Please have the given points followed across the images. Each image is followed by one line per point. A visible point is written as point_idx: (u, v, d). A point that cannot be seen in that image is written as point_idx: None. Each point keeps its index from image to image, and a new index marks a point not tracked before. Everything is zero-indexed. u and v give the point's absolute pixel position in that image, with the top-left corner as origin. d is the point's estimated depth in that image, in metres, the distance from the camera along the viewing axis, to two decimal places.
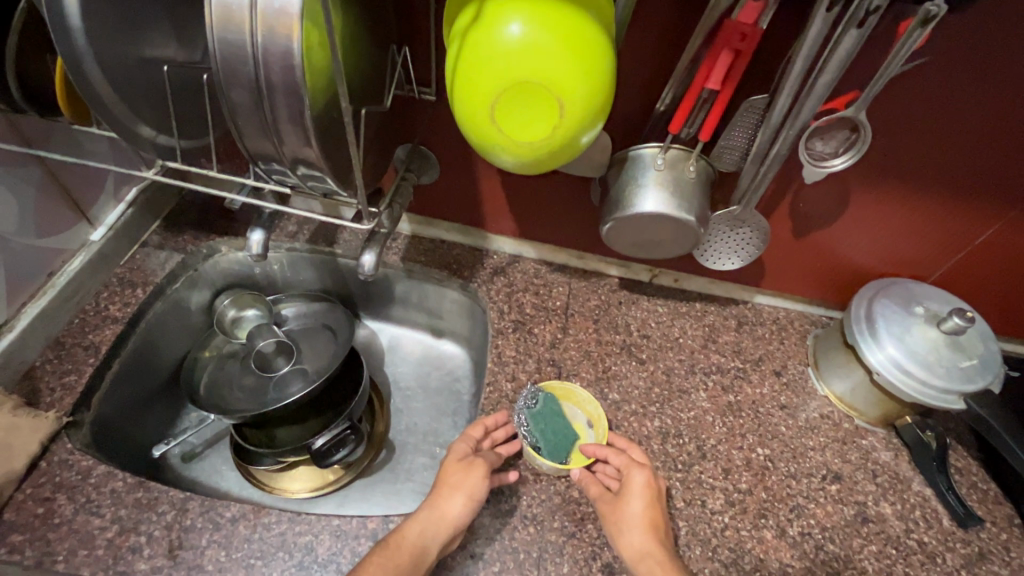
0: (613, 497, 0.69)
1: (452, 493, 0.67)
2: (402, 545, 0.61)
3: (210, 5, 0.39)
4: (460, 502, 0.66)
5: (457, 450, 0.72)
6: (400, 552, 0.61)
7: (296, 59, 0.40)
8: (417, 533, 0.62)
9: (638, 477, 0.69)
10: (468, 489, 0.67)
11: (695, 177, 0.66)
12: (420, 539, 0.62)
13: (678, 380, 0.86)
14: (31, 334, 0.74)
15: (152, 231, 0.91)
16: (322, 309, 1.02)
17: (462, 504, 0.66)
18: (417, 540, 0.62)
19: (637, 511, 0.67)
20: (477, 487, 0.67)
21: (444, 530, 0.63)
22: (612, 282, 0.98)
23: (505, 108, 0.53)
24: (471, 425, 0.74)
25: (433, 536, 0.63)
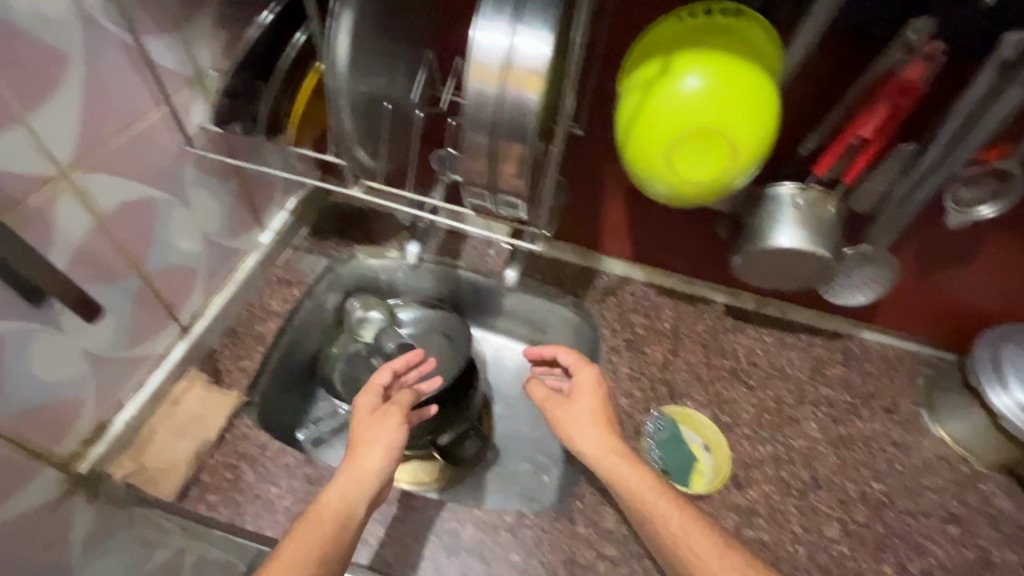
0: (566, 396, 0.79)
1: (369, 450, 0.71)
2: (320, 512, 0.64)
3: (470, 61, 0.46)
4: (375, 455, 0.70)
5: (365, 403, 0.78)
6: (328, 519, 0.64)
7: (534, 107, 0.47)
8: (338, 496, 0.66)
9: (587, 375, 0.79)
10: (382, 448, 0.71)
11: (833, 216, 0.70)
12: (340, 502, 0.66)
13: (788, 409, 0.88)
14: (219, 321, 0.84)
15: (302, 235, 1.02)
16: (438, 317, 1.08)
17: (376, 458, 0.70)
18: (339, 504, 0.65)
19: (585, 409, 0.77)
20: (396, 439, 0.72)
21: (361, 485, 0.67)
22: (717, 308, 1.01)
23: (683, 151, 0.58)
24: (373, 374, 0.81)
25: (357, 496, 0.67)
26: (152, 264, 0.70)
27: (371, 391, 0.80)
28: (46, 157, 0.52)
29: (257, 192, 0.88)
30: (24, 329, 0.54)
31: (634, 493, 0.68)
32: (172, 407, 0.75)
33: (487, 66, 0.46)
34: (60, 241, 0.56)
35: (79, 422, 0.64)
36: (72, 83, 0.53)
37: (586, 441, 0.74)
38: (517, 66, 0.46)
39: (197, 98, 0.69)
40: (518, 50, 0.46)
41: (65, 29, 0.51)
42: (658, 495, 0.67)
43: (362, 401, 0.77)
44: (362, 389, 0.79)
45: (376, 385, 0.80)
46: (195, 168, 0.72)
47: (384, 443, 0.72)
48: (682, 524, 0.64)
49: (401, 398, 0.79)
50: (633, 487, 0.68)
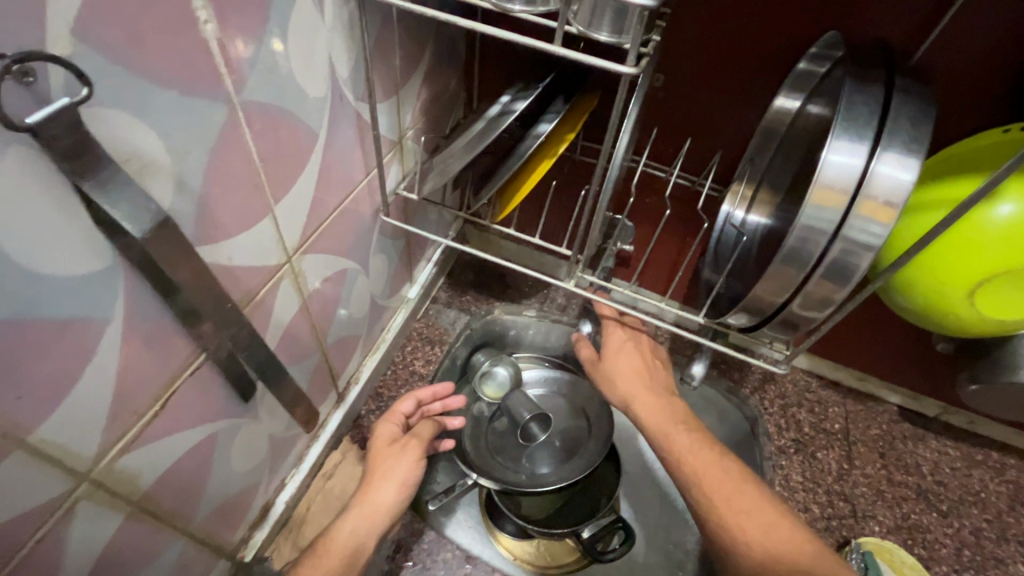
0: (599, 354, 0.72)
1: (383, 486, 0.65)
2: (334, 552, 0.60)
3: (814, 184, 0.39)
4: (391, 490, 0.64)
5: (384, 435, 0.69)
6: (331, 557, 0.59)
7: (880, 244, 0.39)
8: (349, 532, 0.62)
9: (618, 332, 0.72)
10: (395, 479, 0.65)
11: None
12: (352, 538, 0.61)
13: (990, 546, 0.78)
14: (369, 383, 0.79)
15: (440, 286, 0.97)
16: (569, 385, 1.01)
17: (393, 492, 0.64)
18: (350, 541, 0.61)
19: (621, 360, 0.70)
20: (410, 477, 0.66)
21: (379, 521, 0.63)
22: (890, 409, 0.90)
23: (991, 289, 0.49)
24: (395, 404, 0.72)
25: (366, 533, 0.62)
26: (331, 336, 0.65)
27: (390, 420, 0.71)
28: (281, 246, 0.47)
29: (415, 247, 0.83)
30: (234, 425, 0.49)
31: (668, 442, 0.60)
32: (325, 481, 0.70)
33: (829, 194, 0.39)
34: (274, 328, 0.51)
35: (251, 507, 0.60)
36: (313, 164, 0.47)
37: (626, 389, 0.67)
38: (870, 197, 0.38)
39: (395, 162, 0.64)
40: (875, 178, 0.38)
41: (320, 108, 0.45)
42: (690, 450, 0.58)
43: (381, 435, 0.68)
44: (380, 417, 0.71)
45: (397, 414, 0.72)
46: (378, 233, 0.67)
47: (396, 480, 0.65)
48: (702, 464, 0.56)
49: (424, 431, 0.71)
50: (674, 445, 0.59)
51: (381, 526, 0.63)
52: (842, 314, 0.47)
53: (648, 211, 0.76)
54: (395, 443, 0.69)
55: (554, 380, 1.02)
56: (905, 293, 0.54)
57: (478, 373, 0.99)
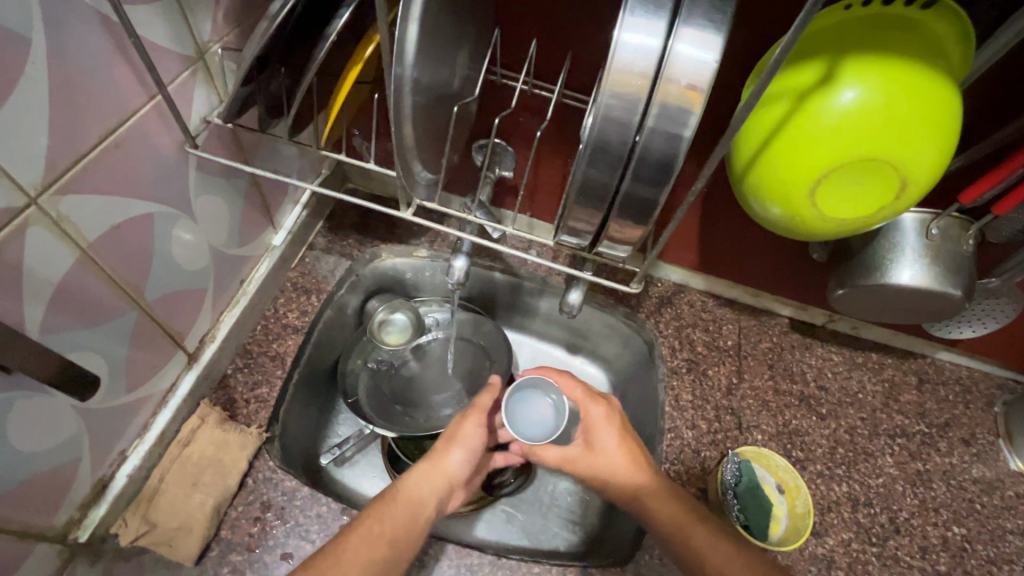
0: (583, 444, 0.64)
1: (452, 450, 0.62)
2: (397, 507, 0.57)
3: (608, 67, 0.34)
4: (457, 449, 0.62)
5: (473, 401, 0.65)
6: (396, 507, 0.57)
7: (688, 135, 0.35)
8: (416, 485, 0.59)
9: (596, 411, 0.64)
10: (460, 438, 0.63)
11: (967, 251, 0.60)
12: (417, 492, 0.59)
13: (862, 442, 0.81)
14: (230, 341, 0.73)
15: (317, 232, 0.89)
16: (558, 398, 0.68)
17: (463, 451, 0.62)
18: (411, 499, 0.58)
19: (615, 457, 0.61)
20: (473, 441, 0.63)
21: (440, 487, 0.60)
22: (782, 322, 0.91)
23: (833, 184, 0.46)
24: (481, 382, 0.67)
25: (430, 491, 0.60)
26: (153, 291, 0.57)
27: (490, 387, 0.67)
28: (8, 185, 0.39)
29: (269, 189, 0.74)
30: (1, 401, 0.44)
31: (684, 541, 0.57)
32: (182, 448, 0.65)
33: (626, 81, 0.34)
34: (31, 286, 0.43)
35: (75, 485, 0.55)
36: (35, 80, 0.39)
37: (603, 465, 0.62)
38: (669, 80, 0.33)
39: (200, 85, 0.54)
40: (675, 57, 0.33)
41: (20, 6, 0.36)
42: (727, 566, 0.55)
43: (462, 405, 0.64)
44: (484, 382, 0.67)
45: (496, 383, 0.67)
46: (196, 171, 0.58)
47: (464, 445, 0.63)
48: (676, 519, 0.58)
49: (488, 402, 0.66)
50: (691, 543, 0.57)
51: (437, 493, 0.60)
52: (684, 205, 0.44)
53: (520, 129, 0.69)
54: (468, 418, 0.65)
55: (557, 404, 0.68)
56: (761, 207, 0.51)
57: (374, 322, 0.91)
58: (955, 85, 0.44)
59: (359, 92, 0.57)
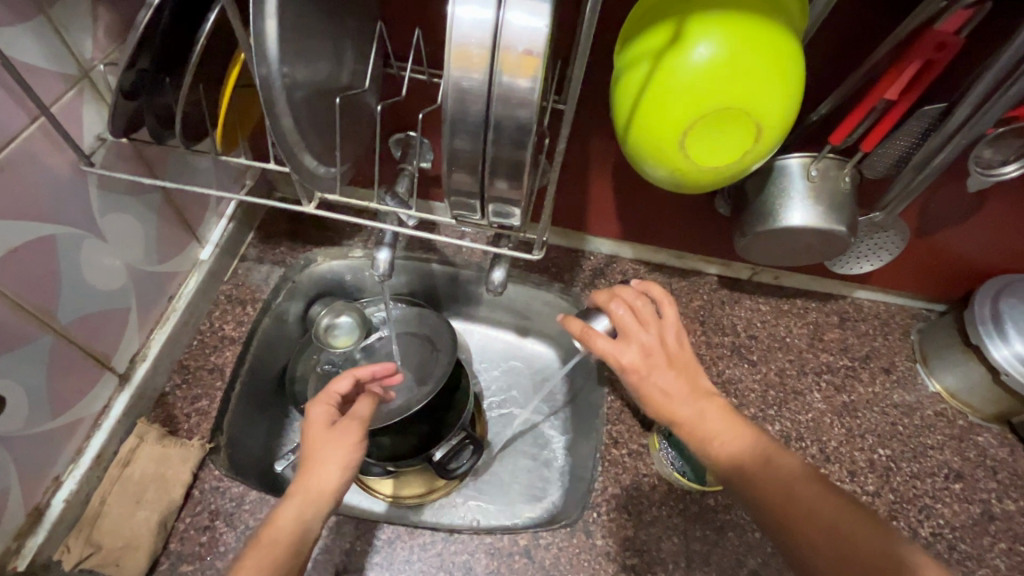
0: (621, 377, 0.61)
1: (323, 466, 0.57)
2: (274, 539, 0.52)
3: (449, 43, 0.36)
4: (330, 463, 0.57)
5: (318, 418, 0.61)
6: (274, 545, 0.52)
7: (535, 98, 0.37)
8: (293, 516, 0.53)
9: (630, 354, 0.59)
10: (333, 451, 0.57)
11: (847, 188, 0.64)
12: (298, 521, 0.53)
13: (791, 382, 0.86)
14: (164, 358, 0.73)
15: (248, 243, 0.90)
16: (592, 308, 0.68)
17: (337, 463, 0.57)
18: (292, 526, 0.53)
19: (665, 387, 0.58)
20: (348, 451, 0.58)
21: (317, 509, 0.55)
22: (711, 280, 0.96)
23: (699, 135, 0.50)
24: (330, 381, 0.64)
25: (313, 515, 0.54)
26: (66, 314, 0.58)
27: (325, 400, 0.64)
28: None
29: (187, 204, 0.75)
30: None
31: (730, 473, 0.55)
32: (122, 470, 0.65)
33: (468, 56, 0.37)
34: None
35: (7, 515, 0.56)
36: None
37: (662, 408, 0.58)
38: (506, 49, 0.36)
39: (88, 103, 0.54)
40: (507, 27, 0.35)
41: None
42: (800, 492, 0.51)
43: (311, 423, 0.61)
44: (314, 398, 0.63)
45: (332, 394, 0.64)
46: (99, 190, 0.58)
47: (338, 457, 0.57)
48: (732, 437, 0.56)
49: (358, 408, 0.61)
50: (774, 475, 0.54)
51: (313, 517, 0.54)
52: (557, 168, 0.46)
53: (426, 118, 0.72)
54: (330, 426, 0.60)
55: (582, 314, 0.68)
56: (645, 166, 0.54)
57: (320, 327, 0.92)
58: (796, 33, 0.48)
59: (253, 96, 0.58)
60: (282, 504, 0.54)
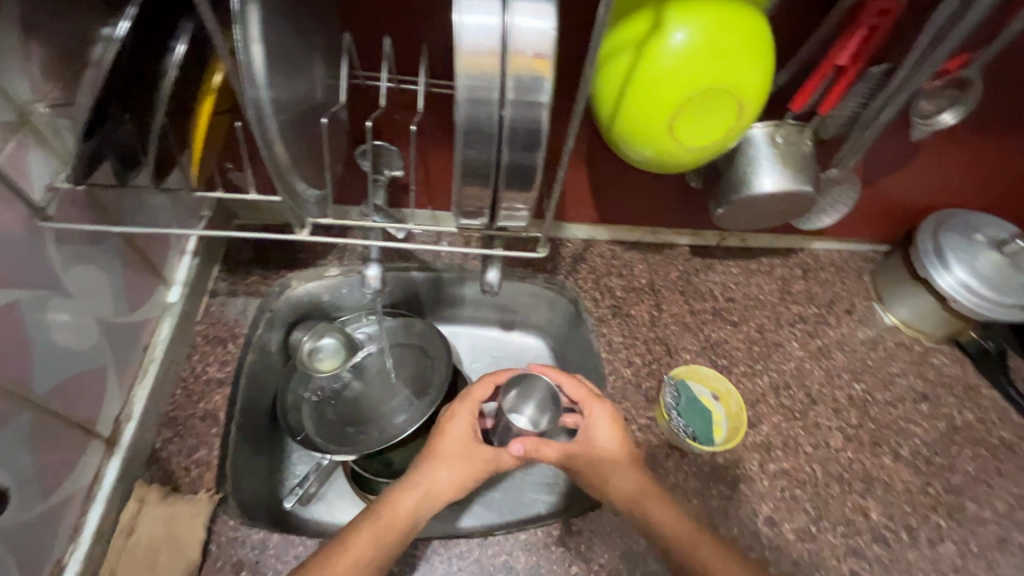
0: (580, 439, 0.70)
1: (450, 474, 0.68)
2: (395, 521, 0.64)
3: (457, 51, 0.36)
4: (454, 480, 0.68)
5: (461, 425, 0.71)
6: (393, 525, 0.63)
7: (547, 100, 0.37)
8: (410, 508, 0.65)
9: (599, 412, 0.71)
10: (462, 470, 0.69)
11: (808, 150, 0.69)
12: (412, 514, 0.65)
13: (771, 335, 0.92)
14: (150, 413, 0.68)
15: (216, 278, 0.84)
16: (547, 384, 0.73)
17: (457, 481, 0.68)
18: (408, 517, 0.65)
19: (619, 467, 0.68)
20: (467, 475, 0.69)
21: (429, 507, 0.67)
22: (683, 250, 1.00)
23: (685, 117, 0.52)
24: (481, 385, 0.72)
25: (423, 513, 0.66)
26: (42, 384, 0.53)
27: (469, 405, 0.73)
28: None
29: (150, 246, 0.69)
30: None
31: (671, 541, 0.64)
32: (127, 539, 0.61)
33: (477, 63, 0.36)
34: None
35: None
36: None
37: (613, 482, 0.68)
38: (516, 53, 0.36)
39: (34, 152, 0.49)
40: (515, 31, 0.35)
41: None
42: None
43: (459, 430, 0.70)
44: (462, 400, 0.72)
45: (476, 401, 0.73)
46: (58, 246, 0.53)
47: (462, 474, 0.69)
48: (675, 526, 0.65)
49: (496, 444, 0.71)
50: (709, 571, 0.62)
51: (422, 511, 0.66)
52: (562, 164, 0.47)
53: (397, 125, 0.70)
54: (468, 443, 0.70)
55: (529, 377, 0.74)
56: (634, 152, 0.56)
57: (304, 352, 0.87)
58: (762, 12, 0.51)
59: (218, 123, 0.54)
60: (405, 488, 0.66)
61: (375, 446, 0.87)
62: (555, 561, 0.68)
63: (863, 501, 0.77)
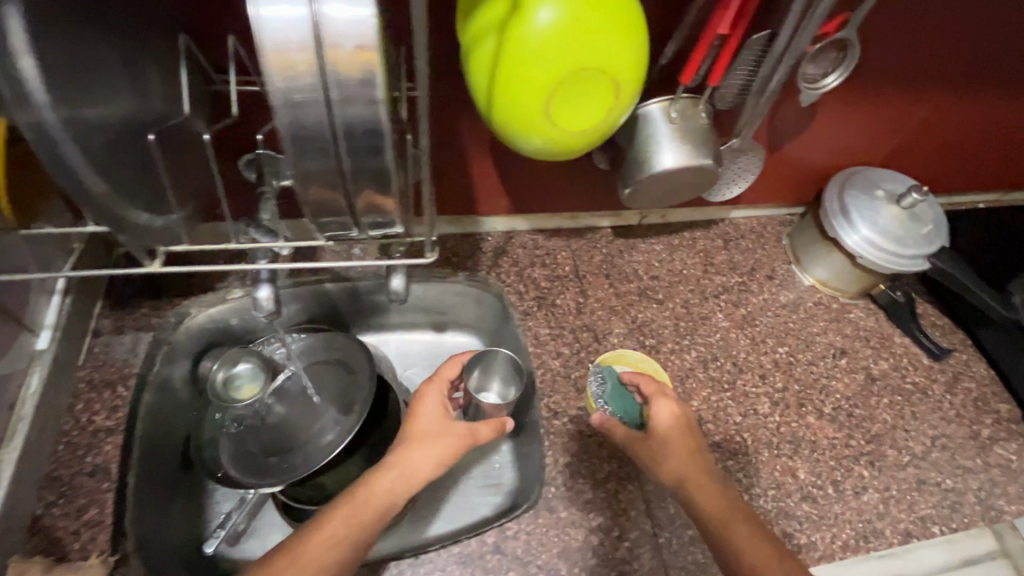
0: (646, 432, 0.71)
1: (426, 451, 0.66)
2: (368, 500, 0.61)
3: (264, 50, 0.31)
4: (432, 456, 0.66)
5: (432, 404, 0.71)
6: (367, 505, 0.61)
7: (381, 97, 0.34)
8: (387, 488, 0.63)
9: (664, 405, 0.71)
10: (437, 445, 0.67)
11: (705, 122, 0.68)
12: (389, 494, 0.62)
13: (696, 309, 0.92)
14: (24, 477, 0.63)
15: (99, 315, 0.76)
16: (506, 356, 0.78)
17: (433, 458, 0.66)
18: (385, 497, 0.62)
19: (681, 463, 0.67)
20: (445, 453, 0.67)
21: (408, 488, 0.64)
22: (606, 232, 0.99)
23: (561, 101, 0.49)
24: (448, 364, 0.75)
25: (401, 493, 0.63)
26: None
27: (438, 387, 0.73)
28: None
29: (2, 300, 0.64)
30: None
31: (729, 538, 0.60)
32: None
33: (289, 61, 0.32)
34: None
35: None
36: None
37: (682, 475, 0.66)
38: (334, 47, 0.32)
39: None
40: (328, 21, 0.31)
41: None
42: None
43: (431, 409, 0.70)
44: (431, 381, 0.73)
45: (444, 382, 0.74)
46: None
47: (440, 450, 0.66)
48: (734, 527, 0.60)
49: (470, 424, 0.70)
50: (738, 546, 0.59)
51: (400, 491, 0.63)
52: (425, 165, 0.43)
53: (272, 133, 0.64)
54: (441, 422, 0.69)
55: (487, 355, 0.78)
56: (517, 142, 0.53)
57: (217, 383, 0.80)
58: None
59: None
60: (382, 469, 0.64)
61: (298, 472, 0.80)
62: (491, 571, 0.66)
63: (792, 463, 0.79)
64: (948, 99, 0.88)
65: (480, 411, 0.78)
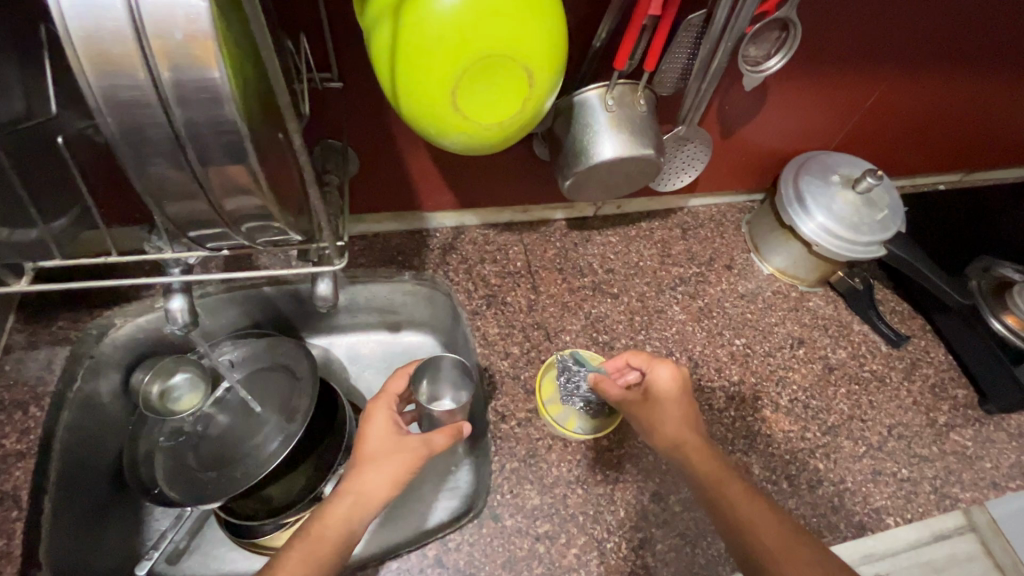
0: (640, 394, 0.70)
1: (379, 472, 0.62)
2: (322, 534, 0.57)
3: (81, 48, 0.30)
4: (385, 477, 0.62)
5: (380, 421, 0.66)
6: (321, 540, 0.57)
7: (221, 91, 0.32)
8: (343, 516, 0.59)
9: (662, 371, 0.69)
10: (390, 464, 0.62)
11: (645, 110, 0.64)
12: (346, 523, 0.59)
13: (652, 303, 0.90)
14: None
15: (11, 330, 0.72)
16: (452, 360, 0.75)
17: (389, 478, 0.62)
18: (340, 527, 0.58)
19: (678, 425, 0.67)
20: (400, 469, 0.63)
21: (365, 513, 0.60)
22: (559, 225, 0.95)
23: (469, 93, 0.45)
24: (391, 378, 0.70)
25: (358, 521, 0.59)
26: None
27: (386, 401, 0.69)
28: None
29: None
30: None
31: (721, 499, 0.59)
32: None
33: (111, 58, 0.30)
34: None
35: None
36: None
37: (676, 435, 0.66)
38: (160, 40, 0.30)
39: None
40: (148, 13, 0.30)
41: None
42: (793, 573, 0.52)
43: (377, 428, 0.65)
44: (375, 397, 0.69)
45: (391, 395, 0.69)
46: None
47: (391, 470, 0.62)
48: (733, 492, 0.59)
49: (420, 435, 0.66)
50: (764, 541, 0.55)
51: (358, 518, 0.59)
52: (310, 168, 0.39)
53: None
54: (391, 438, 0.65)
55: (433, 361, 0.74)
56: (430, 138, 0.49)
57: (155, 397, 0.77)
58: None
59: None
60: (334, 498, 0.60)
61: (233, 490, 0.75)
62: None
63: (747, 459, 0.77)
64: (903, 79, 0.85)
65: (433, 421, 0.73)
